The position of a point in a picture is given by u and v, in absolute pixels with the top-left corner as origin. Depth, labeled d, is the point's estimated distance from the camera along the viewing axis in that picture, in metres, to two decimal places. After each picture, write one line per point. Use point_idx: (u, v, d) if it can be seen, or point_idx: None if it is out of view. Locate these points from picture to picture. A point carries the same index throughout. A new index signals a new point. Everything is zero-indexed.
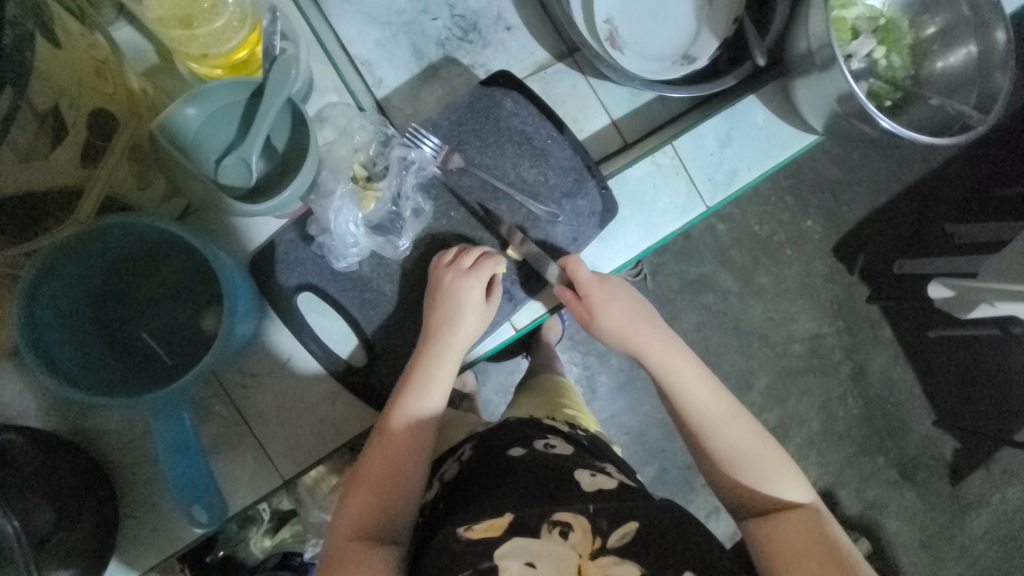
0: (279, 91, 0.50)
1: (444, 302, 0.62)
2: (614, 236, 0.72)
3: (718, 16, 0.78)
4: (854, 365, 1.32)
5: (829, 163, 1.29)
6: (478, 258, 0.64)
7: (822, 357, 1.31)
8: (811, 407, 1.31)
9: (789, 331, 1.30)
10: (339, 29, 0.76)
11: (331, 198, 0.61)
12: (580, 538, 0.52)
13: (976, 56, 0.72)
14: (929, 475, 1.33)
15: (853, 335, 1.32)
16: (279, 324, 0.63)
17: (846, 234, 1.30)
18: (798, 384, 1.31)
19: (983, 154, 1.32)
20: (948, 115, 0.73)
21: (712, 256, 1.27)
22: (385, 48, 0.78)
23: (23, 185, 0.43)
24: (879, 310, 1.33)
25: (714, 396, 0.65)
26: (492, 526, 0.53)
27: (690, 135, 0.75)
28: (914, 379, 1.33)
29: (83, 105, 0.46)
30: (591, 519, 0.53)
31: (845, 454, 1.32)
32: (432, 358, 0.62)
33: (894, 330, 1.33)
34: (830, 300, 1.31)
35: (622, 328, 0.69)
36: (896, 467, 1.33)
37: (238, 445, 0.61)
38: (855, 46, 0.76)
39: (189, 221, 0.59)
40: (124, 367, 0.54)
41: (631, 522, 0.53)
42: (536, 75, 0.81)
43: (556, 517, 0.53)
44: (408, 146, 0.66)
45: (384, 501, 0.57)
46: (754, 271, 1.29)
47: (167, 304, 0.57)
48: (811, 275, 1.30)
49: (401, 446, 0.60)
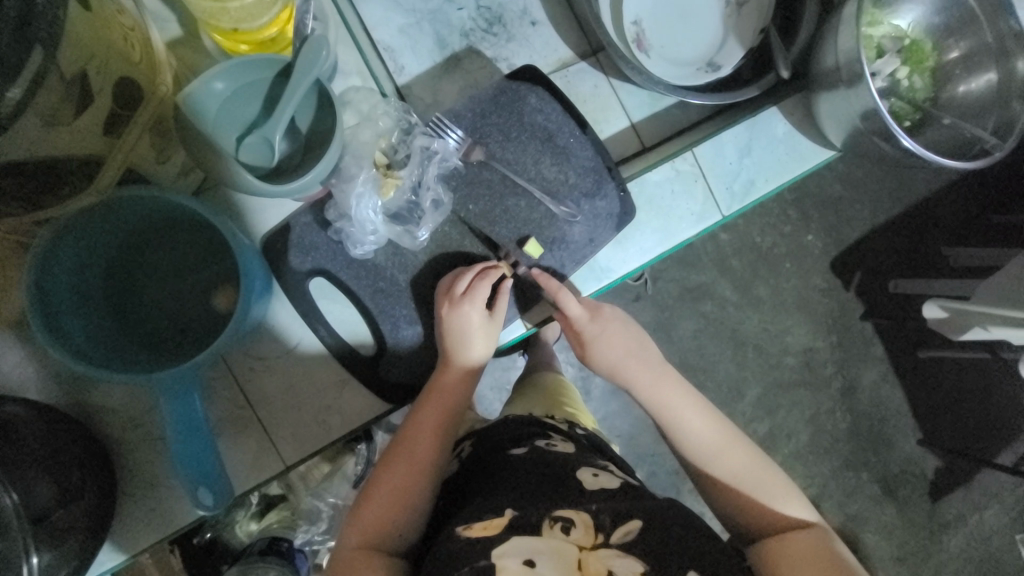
0: (309, 72, 0.49)
1: (458, 323, 0.62)
2: (630, 239, 0.71)
3: (745, 25, 0.78)
4: (846, 380, 1.34)
5: (835, 179, 1.31)
6: (481, 275, 0.63)
7: (814, 371, 1.33)
8: (800, 419, 1.32)
9: (784, 343, 1.31)
10: (364, 13, 0.75)
11: (353, 184, 0.60)
12: (581, 534, 0.52)
13: (996, 82, 0.73)
14: (910, 491, 1.36)
15: (846, 350, 1.34)
16: (288, 307, 0.62)
17: (845, 250, 1.32)
18: (789, 396, 1.32)
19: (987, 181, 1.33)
20: (964, 138, 0.74)
21: (714, 265, 1.28)
22: (408, 35, 0.77)
23: (43, 152, 0.42)
24: (873, 328, 1.34)
25: (708, 423, 0.66)
26: (492, 524, 0.53)
27: (711, 142, 0.75)
28: (903, 397, 1.35)
29: (110, 71, 0.45)
30: (591, 515, 0.53)
31: (830, 467, 1.33)
32: (443, 374, 0.63)
33: (887, 348, 1.35)
34: (826, 315, 1.33)
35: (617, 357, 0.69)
36: (879, 482, 1.35)
37: (242, 429, 0.60)
38: (880, 65, 0.77)
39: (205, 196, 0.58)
40: (132, 343, 0.53)
41: (631, 521, 0.53)
42: (558, 73, 0.80)
43: (556, 513, 0.53)
44: (431, 136, 0.65)
45: (392, 516, 0.56)
46: (753, 282, 1.29)
47: (176, 282, 0.56)
48: (809, 289, 1.32)
49: (414, 461, 0.59)
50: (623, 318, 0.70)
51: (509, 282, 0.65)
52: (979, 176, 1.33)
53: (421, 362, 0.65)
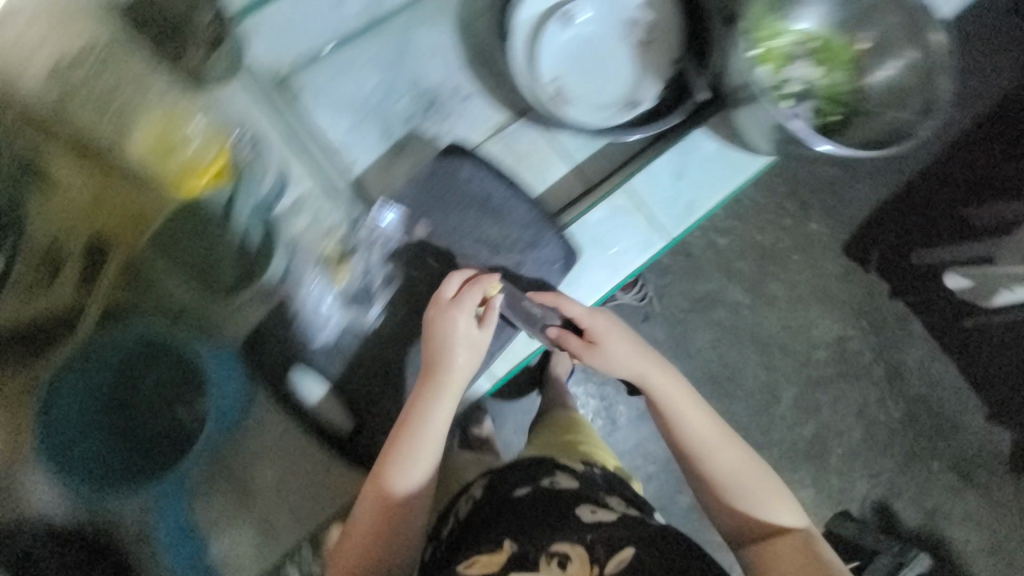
0: (233, 216, 0.61)
1: (444, 329, 0.65)
2: (578, 280, 0.76)
3: (659, 59, 0.82)
4: (888, 364, 1.28)
5: (824, 164, 1.29)
6: (471, 284, 0.67)
7: (850, 360, 1.28)
8: (850, 414, 1.28)
9: (810, 337, 1.28)
10: (316, 121, 0.84)
11: (305, 282, 0.67)
12: (577, 568, 0.55)
13: (918, 60, 0.74)
14: (986, 474, 1.28)
15: (879, 334, 1.28)
16: (273, 405, 0.68)
17: (855, 231, 1.28)
18: (830, 392, 1.28)
19: (981, 124, 1.28)
20: (895, 126, 0.75)
21: (717, 269, 1.27)
22: (357, 132, 0.86)
23: (29, 318, 0.53)
24: (904, 307, 1.29)
25: (704, 423, 0.68)
26: (491, 562, 0.57)
27: (644, 174, 0.78)
28: (953, 371, 1.28)
29: (77, 238, 0.54)
30: (587, 550, 0.56)
31: (894, 462, 1.27)
32: (426, 388, 0.64)
33: (924, 326, 1.28)
34: (849, 302, 1.29)
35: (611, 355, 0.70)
36: (953, 470, 1.27)
37: (235, 523, 0.64)
38: (792, 72, 0.78)
39: None
40: (124, 464, 0.59)
41: (626, 550, 0.55)
42: (493, 137, 0.87)
43: (554, 549, 0.56)
44: (373, 224, 0.72)
45: (381, 550, 0.61)
46: (764, 280, 1.28)
47: (159, 404, 0.62)
48: (824, 275, 1.29)
49: (395, 489, 0.62)
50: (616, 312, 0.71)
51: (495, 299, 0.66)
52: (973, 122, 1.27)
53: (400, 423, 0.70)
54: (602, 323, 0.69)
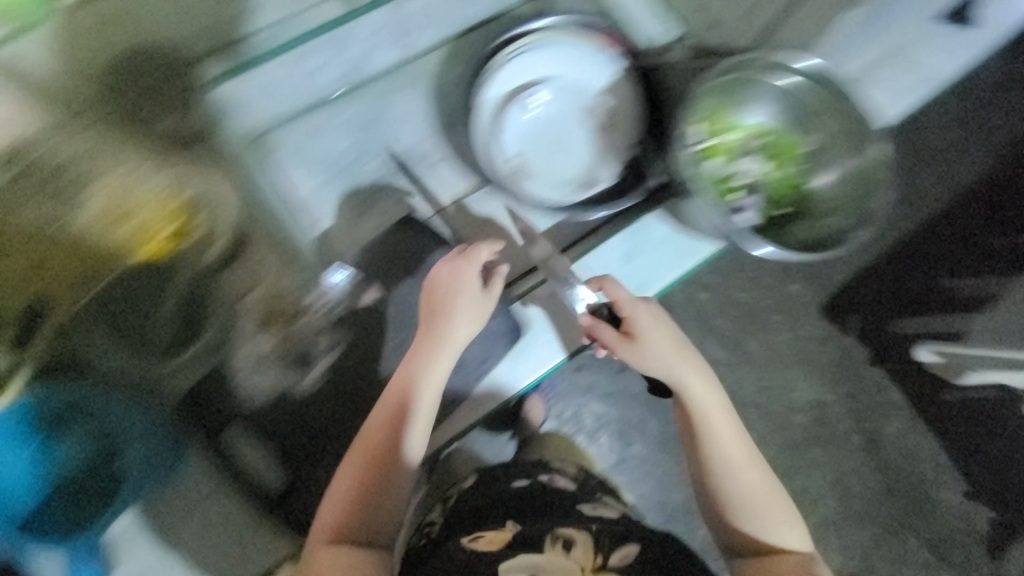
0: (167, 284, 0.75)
1: (448, 277, 0.77)
2: (521, 352, 0.80)
3: (615, 137, 0.87)
4: (868, 431, 1.76)
5: (739, 287, 1.73)
6: (479, 249, 0.79)
7: (828, 422, 1.75)
8: (823, 483, 1.74)
9: (788, 399, 1.74)
10: (263, 132, 0.85)
11: (244, 341, 0.78)
12: (579, 555, 0.84)
13: (856, 169, 0.78)
14: (968, 536, 1.73)
15: (859, 401, 1.77)
16: (184, 461, 0.76)
17: (835, 295, 1.73)
18: (807, 453, 1.74)
19: (969, 218, 1.71)
20: (828, 232, 0.77)
21: (698, 329, 1.73)
22: (306, 157, 0.89)
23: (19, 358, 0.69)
24: (881, 370, 1.77)
25: (736, 434, 0.84)
26: (495, 538, 0.87)
27: (590, 256, 0.80)
28: (926, 429, 1.76)
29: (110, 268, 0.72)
30: (587, 543, 0.86)
31: (873, 523, 1.73)
32: (423, 336, 0.76)
33: (901, 389, 1.77)
34: (829, 368, 1.76)
35: (660, 351, 0.80)
36: (918, 513, 1.74)
37: (165, 533, 0.75)
38: (747, 163, 0.81)
39: (183, 351, 0.77)
40: (77, 497, 0.74)
41: (625, 550, 0.87)
42: (455, 199, 0.91)
43: (557, 536, 0.86)
44: (320, 290, 0.81)
45: (405, 423, 0.74)
46: (744, 340, 1.72)
47: (137, 424, 0.73)
48: (801, 340, 1.75)
49: (371, 436, 0.74)
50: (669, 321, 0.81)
51: (502, 268, 0.80)
52: (959, 220, 1.71)
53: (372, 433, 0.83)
54: (644, 314, 0.79)
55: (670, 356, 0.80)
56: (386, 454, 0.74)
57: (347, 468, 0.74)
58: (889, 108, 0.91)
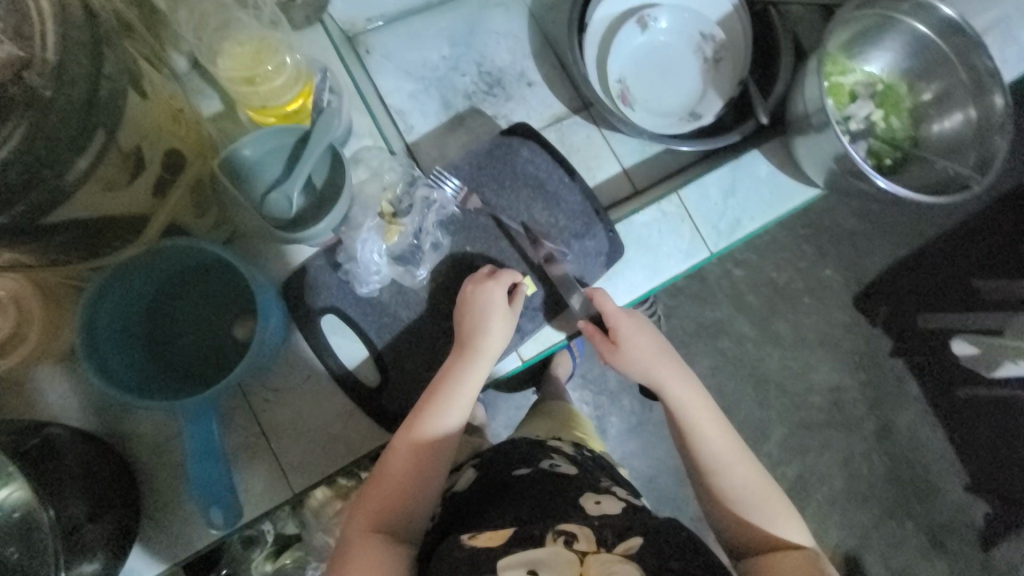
0: (324, 136, 0.59)
1: (482, 302, 0.66)
2: (619, 275, 0.75)
3: (723, 78, 0.85)
4: (880, 420, 1.41)
5: (848, 215, 1.43)
6: (501, 273, 0.69)
7: (844, 410, 1.41)
8: (832, 462, 1.39)
9: (808, 380, 1.40)
10: (379, 82, 0.86)
11: (360, 230, 0.66)
12: (584, 544, 0.52)
13: (976, 118, 0.74)
14: (960, 543, 1.38)
15: (875, 389, 1.42)
16: (299, 337, 0.68)
17: (865, 285, 1.42)
18: (818, 437, 1.40)
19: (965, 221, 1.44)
20: (947, 175, 0.74)
21: (728, 300, 1.40)
22: (417, 99, 0.87)
23: (99, 213, 0.52)
24: (903, 364, 1.43)
25: (723, 432, 0.67)
26: (497, 534, 0.54)
27: (695, 185, 0.78)
28: (941, 437, 1.41)
29: (160, 144, 0.56)
30: (594, 529, 0.54)
31: (871, 516, 1.38)
32: (458, 361, 0.65)
33: (920, 385, 1.42)
34: (851, 351, 1.42)
35: (650, 358, 0.70)
36: (925, 534, 1.38)
37: (255, 454, 0.65)
38: (853, 109, 0.79)
39: (233, 245, 0.67)
40: (169, 377, 0.60)
41: (634, 537, 0.53)
42: (552, 126, 0.89)
43: (561, 527, 0.54)
44: (430, 186, 0.72)
45: (428, 471, 0.61)
46: (771, 319, 1.40)
47: (206, 323, 0.63)
48: (831, 325, 1.42)
49: (395, 473, 0.60)
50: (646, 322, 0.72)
51: (524, 287, 0.70)
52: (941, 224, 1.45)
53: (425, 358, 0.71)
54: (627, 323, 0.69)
55: (661, 368, 0.69)
56: (405, 517, 0.59)
57: (358, 519, 0.58)
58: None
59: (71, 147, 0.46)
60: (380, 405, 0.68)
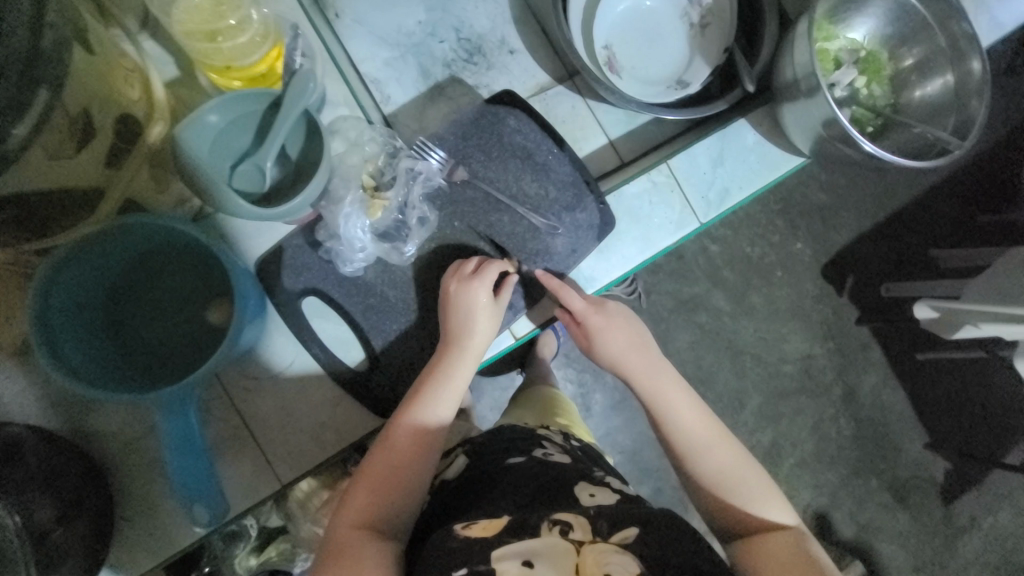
0: (297, 102, 0.53)
1: (466, 300, 0.64)
2: (611, 249, 0.74)
3: (710, 45, 0.83)
4: (846, 386, 1.46)
5: (818, 188, 1.44)
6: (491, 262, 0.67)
7: (814, 378, 1.45)
8: (803, 427, 1.44)
9: (781, 351, 1.43)
10: (350, 48, 0.80)
11: (341, 205, 0.62)
12: (580, 535, 0.51)
13: (954, 83, 0.75)
14: (920, 497, 1.47)
15: (843, 355, 1.46)
16: (279, 323, 0.64)
17: (834, 255, 1.44)
18: (791, 404, 1.44)
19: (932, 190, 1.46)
20: (926, 141, 0.75)
21: (705, 276, 1.40)
22: (394, 67, 0.82)
23: (42, 183, 0.46)
24: (869, 331, 1.47)
25: (698, 416, 0.67)
26: (490, 525, 0.53)
27: (684, 154, 0.77)
28: (904, 399, 1.48)
29: (109, 111, 0.51)
30: (590, 519, 0.52)
31: (839, 476, 1.45)
32: (445, 356, 0.64)
33: (884, 351, 1.47)
34: (820, 321, 1.45)
35: (621, 350, 0.71)
36: (889, 490, 1.46)
37: (239, 449, 0.61)
38: (837, 76, 0.79)
39: (201, 223, 0.61)
40: (134, 369, 0.56)
41: (630, 527, 0.51)
42: (536, 96, 0.85)
43: (555, 517, 0.52)
44: (415, 158, 0.68)
45: (420, 462, 0.60)
46: (746, 292, 1.42)
47: (172, 312, 0.58)
48: (802, 296, 1.44)
49: (388, 468, 0.59)
50: (624, 312, 0.73)
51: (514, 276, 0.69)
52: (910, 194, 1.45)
53: (415, 340, 0.68)
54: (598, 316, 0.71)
55: (632, 356, 0.71)
56: (395, 514, 0.57)
57: (345, 515, 0.57)
58: (1010, 18, 0.83)
59: (4, 113, 0.40)
60: (370, 388, 0.65)
